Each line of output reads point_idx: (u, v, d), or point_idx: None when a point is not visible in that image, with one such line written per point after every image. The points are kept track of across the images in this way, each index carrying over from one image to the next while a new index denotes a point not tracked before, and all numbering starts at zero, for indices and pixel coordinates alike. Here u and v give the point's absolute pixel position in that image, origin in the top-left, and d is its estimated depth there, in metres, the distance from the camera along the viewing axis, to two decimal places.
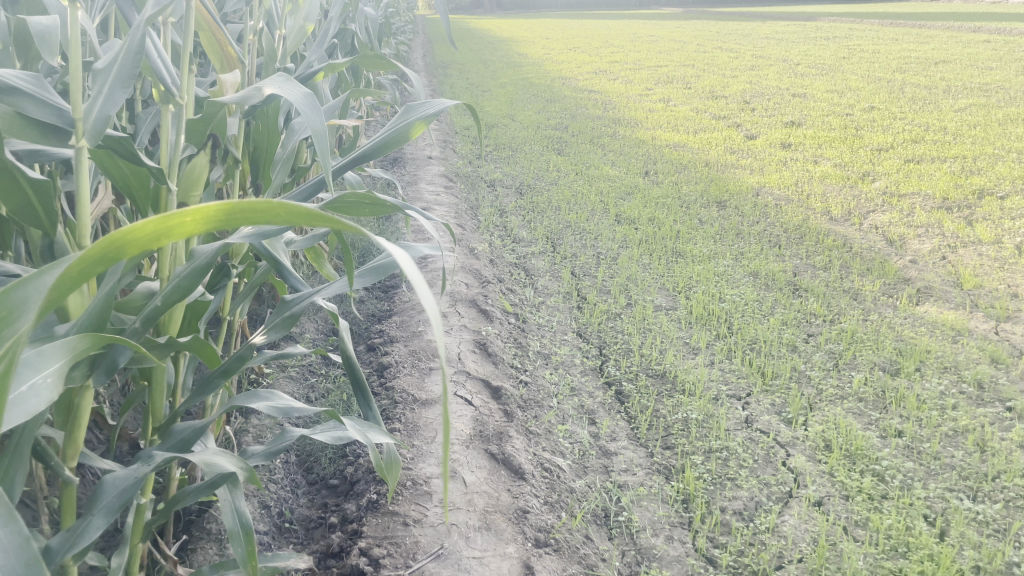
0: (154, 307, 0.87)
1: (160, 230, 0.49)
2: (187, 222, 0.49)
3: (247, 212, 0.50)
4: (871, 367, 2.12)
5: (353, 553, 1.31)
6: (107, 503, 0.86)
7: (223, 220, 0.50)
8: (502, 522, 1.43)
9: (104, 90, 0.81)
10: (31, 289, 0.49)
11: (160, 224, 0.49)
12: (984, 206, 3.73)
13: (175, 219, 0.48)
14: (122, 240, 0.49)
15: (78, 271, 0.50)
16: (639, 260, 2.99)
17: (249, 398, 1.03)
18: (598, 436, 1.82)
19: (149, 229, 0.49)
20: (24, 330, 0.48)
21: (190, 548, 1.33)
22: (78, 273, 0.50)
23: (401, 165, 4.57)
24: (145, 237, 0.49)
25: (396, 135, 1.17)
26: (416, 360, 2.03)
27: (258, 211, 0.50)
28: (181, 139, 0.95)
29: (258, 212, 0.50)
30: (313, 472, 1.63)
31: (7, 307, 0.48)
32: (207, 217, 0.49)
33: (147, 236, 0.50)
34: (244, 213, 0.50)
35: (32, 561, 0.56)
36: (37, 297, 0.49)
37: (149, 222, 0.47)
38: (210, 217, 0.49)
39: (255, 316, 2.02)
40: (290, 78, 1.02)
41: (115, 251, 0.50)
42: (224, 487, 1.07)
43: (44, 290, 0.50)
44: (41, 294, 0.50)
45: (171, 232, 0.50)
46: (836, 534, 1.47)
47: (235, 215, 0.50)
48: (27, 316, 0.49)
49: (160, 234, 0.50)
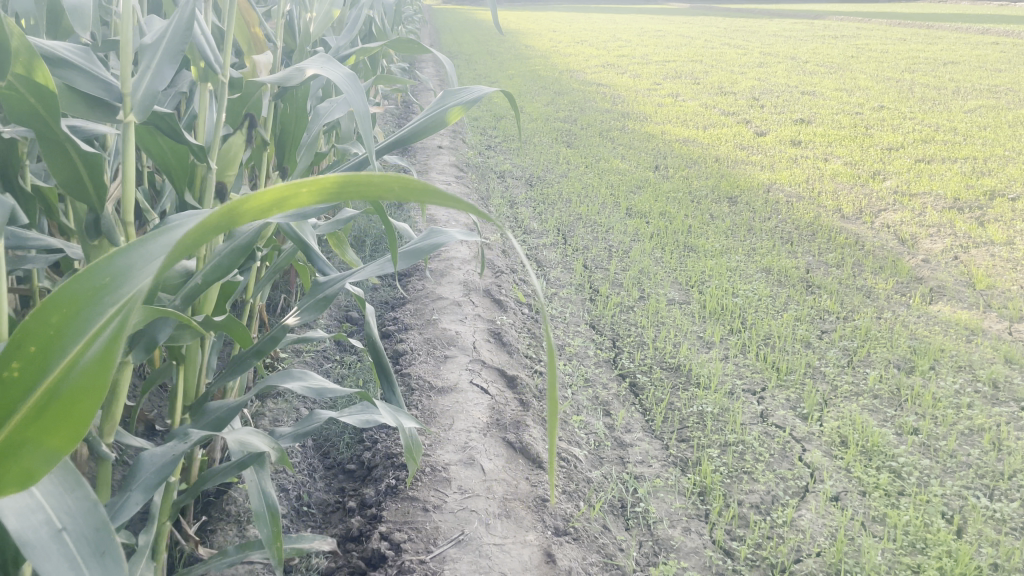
0: (194, 285, 0.88)
1: (279, 198, 0.46)
2: (303, 192, 0.46)
3: (361, 185, 0.47)
4: (885, 365, 2.12)
5: (373, 537, 1.31)
6: (145, 480, 0.86)
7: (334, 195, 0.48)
8: (521, 509, 1.43)
9: (153, 65, 0.81)
10: (135, 255, 0.45)
11: (282, 191, 0.45)
12: (995, 207, 3.73)
13: (298, 187, 0.45)
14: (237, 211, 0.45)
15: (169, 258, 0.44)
16: (651, 253, 2.99)
17: (283, 377, 1.01)
18: (613, 428, 1.83)
19: (268, 199, 0.45)
20: (143, 288, 0.44)
21: (210, 529, 1.34)
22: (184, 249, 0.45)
23: (410, 153, 4.56)
24: (259, 210, 0.46)
25: (433, 120, 1.15)
26: (431, 348, 2.03)
27: (369, 184, 0.47)
28: (221, 120, 0.95)
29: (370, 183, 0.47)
30: (330, 457, 1.64)
31: (111, 272, 0.44)
32: (323, 189, 0.46)
33: (257, 209, 0.46)
34: (358, 183, 0.47)
35: (102, 526, 0.54)
36: (143, 265, 0.45)
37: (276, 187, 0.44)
38: (324, 187, 0.46)
39: (270, 301, 2.04)
40: (332, 58, 1.01)
41: (228, 221, 0.45)
42: (251, 469, 1.07)
43: (150, 259, 0.45)
44: (146, 262, 0.45)
45: (284, 202, 0.46)
46: (854, 529, 1.47)
47: (349, 184, 0.47)
48: (135, 281, 0.45)
49: (279, 204, 0.46)
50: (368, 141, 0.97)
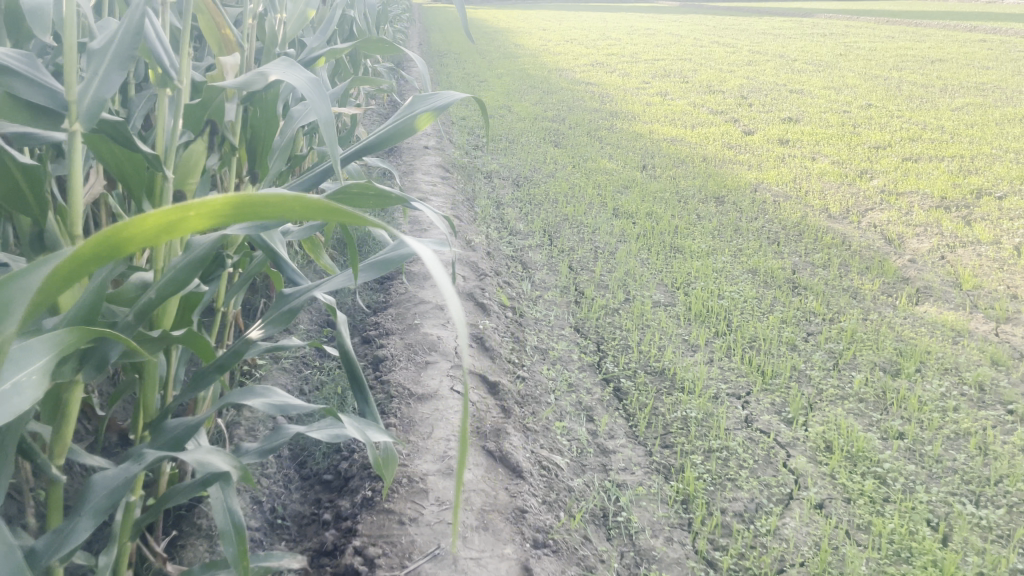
0: (148, 300, 0.85)
1: (171, 221, 0.48)
2: (195, 217, 0.47)
3: (259, 206, 0.48)
4: (871, 368, 2.10)
5: (347, 552, 1.28)
6: (95, 504, 0.83)
7: (236, 213, 0.49)
8: (499, 521, 1.40)
9: (100, 72, 0.78)
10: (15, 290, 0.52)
11: (168, 216, 0.47)
12: (982, 206, 3.72)
13: (181, 213, 0.46)
14: (131, 235, 0.48)
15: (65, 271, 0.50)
16: (637, 254, 2.97)
17: (244, 394, 0.98)
18: (596, 434, 1.80)
19: (159, 220, 0.47)
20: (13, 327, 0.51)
21: (180, 544, 1.30)
22: (78, 265, 0.50)
23: (396, 154, 4.51)
24: (156, 229, 0.48)
25: (402, 126, 1.12)
26: (412, 354, 2.00)
27: (273, 203, 0.48)
28: (178, 127, 0.92)
29: (272, 203, 0.48)
30: (306, 467, 1.60)
31: None
32: (215, 212, 0.47)
33: (154, 229, 0.48)
34: (257, 205, 0.48)
35: None
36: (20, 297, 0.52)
37: (164, 211, 0.46)
38: (217, 213, 0.48)
39: (249, 306, 2.00)
40: (295, 64, 0.98)
41: (121, 241, 0.49)
42: (216, 485, 1.04)
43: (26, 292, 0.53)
44: (25, 296, 0.52)
45: (181, 224, 0.48)
46: (839, 538, 1.45)
47: (245, 206, 0.48)
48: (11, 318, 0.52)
49: (175, 224, 0.48)
50: (332, 149, 0.95)
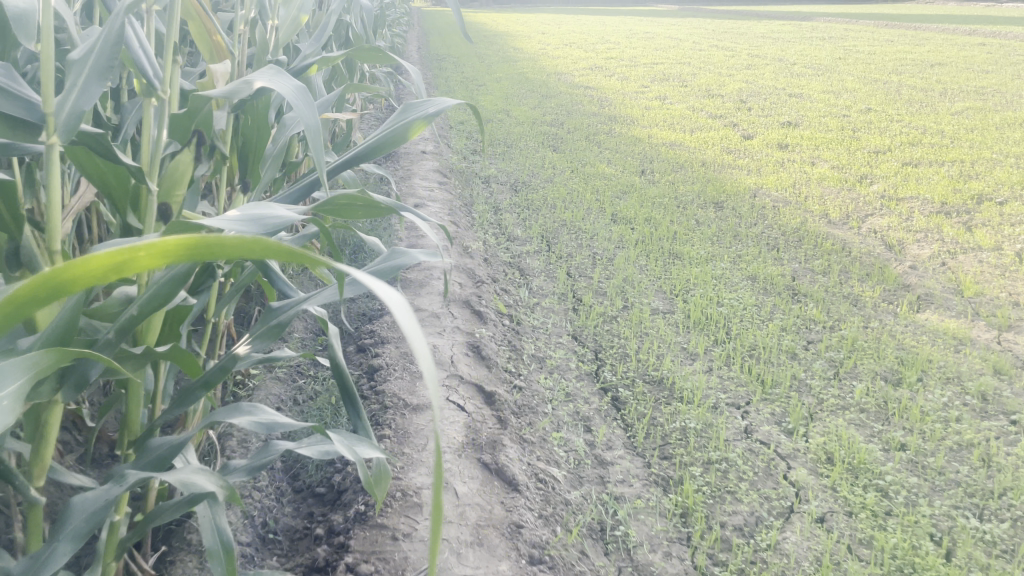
0: (129, 316, 0.83)
1: (119, 262, 0.44)
2: (147, 257, 0.43)
3: (218, 247, 0.44)
4: (872, 377, 2.07)
5: (339, 569, 1.25)
6: (74, 528, 0.81)
7: (192, 254, 0.45)
8: (495, 537, 1.37)
9: (79, 83, 0.75)
10: None
11: (116, 257, 0.43)
12: (983, 211, 3.70)
13: (131, 253, 0.42)
14: (77, 274, 0.44)
15: (4, 312, 0.46)
16: (636, 260, 2.94)
17: (230, 412, 0.95)
18: (594, 445, 1.77)
19: (107, 261, 0.43)
20: None
21: (169, 560, 1.27)
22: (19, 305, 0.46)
23: (394, 159, 4.49)
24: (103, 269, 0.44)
25: (393, 135, 1.10)
26: (407, 363, 1.97)
27: (233, 244, 0.44)
28: (162, 137, 0.89)
29: (234, 245, 0.44)
30: (299, 479, 1.58)
31: None
32: (168, 254, 0.43)
33: (103, 267, 0.44)
34: (216, 245, 0.44)
35: None
36: None
37: (113, 251, 0.42)
38: (171, 255, 0.44)
39: (242, 314, 1.98)
40: (282, 72, 0.97)
41: (67, 282, 0.45)
42: (203, 503, 1.01)
43: None
44: None
45: (128, 265, 0.44)
46: (841, 553, 1.42)
47: (203, 246, 0.44)
48: None
49: (124, 264, 0.44)
50: (320, 158, 0.93)
